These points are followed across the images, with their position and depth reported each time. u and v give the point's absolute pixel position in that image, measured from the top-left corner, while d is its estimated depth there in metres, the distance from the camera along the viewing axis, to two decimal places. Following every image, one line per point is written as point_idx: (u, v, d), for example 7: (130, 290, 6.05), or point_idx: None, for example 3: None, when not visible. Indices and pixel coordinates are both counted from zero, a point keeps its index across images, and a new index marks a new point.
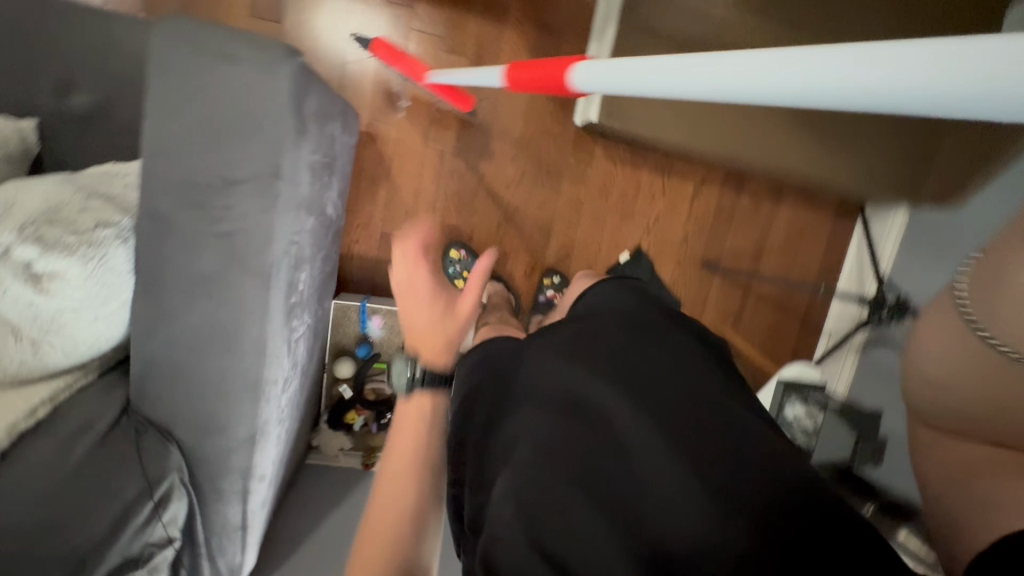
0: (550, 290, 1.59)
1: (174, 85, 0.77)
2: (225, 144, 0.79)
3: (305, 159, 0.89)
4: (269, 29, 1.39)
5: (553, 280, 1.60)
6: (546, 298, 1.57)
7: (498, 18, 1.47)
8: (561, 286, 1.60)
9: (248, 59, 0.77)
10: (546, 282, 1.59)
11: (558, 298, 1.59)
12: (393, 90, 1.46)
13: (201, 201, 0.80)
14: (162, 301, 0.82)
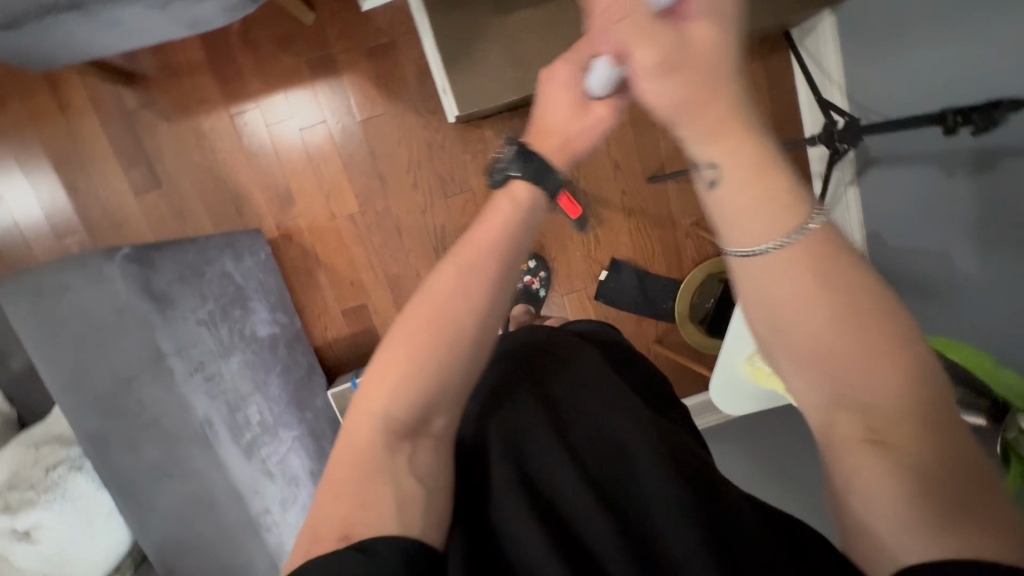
0: (527, 275, 1.59)
1: (44, 316, 0.86)
2: (102, 348, 0.87)
3: (188, 321, 0.97)
4: (155, 197, 1.49)
5: (530, 265, 1.59)
6: (523, 285, 1.58)
7: (330, 69, 1.47)
8: (538, 268, 1.58)
9: (78, 278, 0.86)
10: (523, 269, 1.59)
11: (536, 281, 1.58)
12: (279, 187, 1.51)
13: (117, 405, 0.89)
14: (141, 496, 0.93)
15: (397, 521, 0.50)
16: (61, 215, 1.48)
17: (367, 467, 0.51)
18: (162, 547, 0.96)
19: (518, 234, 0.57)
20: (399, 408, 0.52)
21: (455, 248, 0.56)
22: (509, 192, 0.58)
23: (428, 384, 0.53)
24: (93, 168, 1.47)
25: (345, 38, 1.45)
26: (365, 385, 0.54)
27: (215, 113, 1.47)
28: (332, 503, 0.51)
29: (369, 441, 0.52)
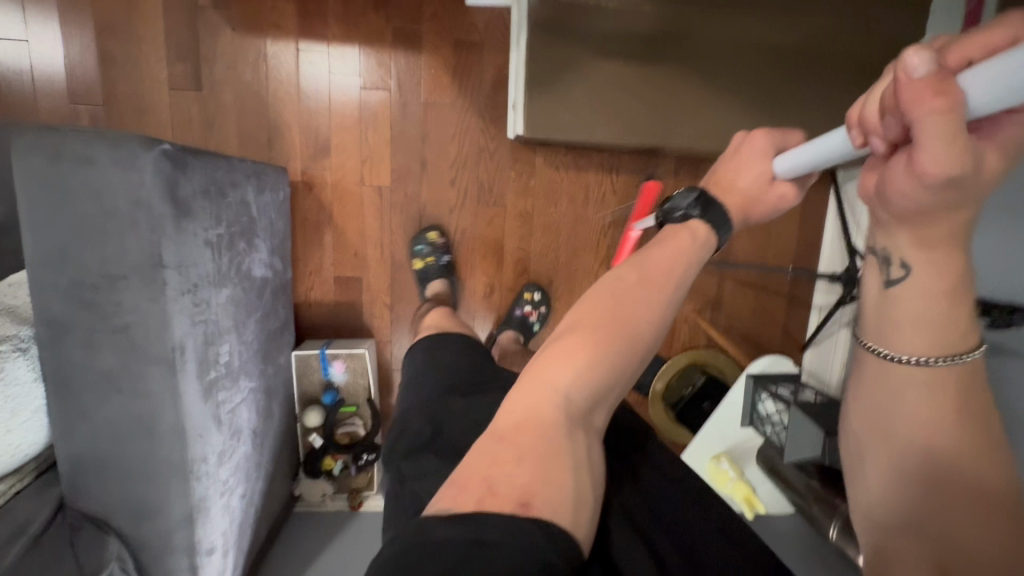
0: (528, 305, 1.57)
1: (44, 183, 0.77)
2: (100, 236, 0.80)
3: (196, 238, 0.90)
4: (191, 98, 1.42)
5: (534, 296, 1.58)
6: (522, 314, 1.57)
7: (413, 43, 1.44)
8: (541, 302, 1.58)
9: (105, 156, 0.77)
10: (526, 298, 1.58)
11: (536, 314, 1.57)
12: (319, 135, 1.47)
13: (90, 299, 0.81)
14: (76, 401, 0.84)
15: (569, 518, 0.56)
16: (85, 78, 1.38)
17: (551, 431, 0.62)
18: (74, 461, 0.86)
19: (682, 268, 0.77)
20: (576, 389, 0.66)
21: (626, 268, 0.76)
22: (678, 235, 0.80)
23: (604, 366, 0.68)
24: (137, 45, 1.38)
25: (438, 20, 1.43)
26: (551, 363, 0.67)
27: (285, 40, 1.42)
28: (514, 468, 0.58)
29: (548, 413, 0.63)
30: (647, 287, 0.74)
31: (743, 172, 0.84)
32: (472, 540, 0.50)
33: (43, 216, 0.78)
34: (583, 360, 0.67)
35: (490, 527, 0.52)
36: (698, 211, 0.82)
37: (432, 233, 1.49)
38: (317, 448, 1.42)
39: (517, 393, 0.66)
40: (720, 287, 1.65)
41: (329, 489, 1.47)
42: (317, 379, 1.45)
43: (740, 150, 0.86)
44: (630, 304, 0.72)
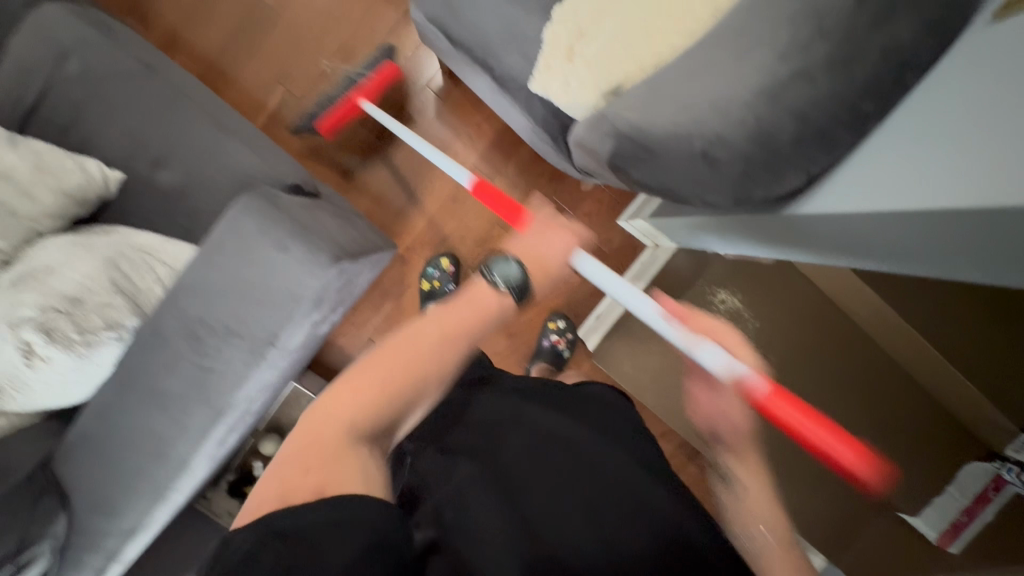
0: None
1: (240, 242, 0.87)
2: (246, 303, 0.89)
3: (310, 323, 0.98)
4: (367, 139, 1.54)
5: None
6: None
7: (558, 220, 1.59)
8: None
9: (297, 255, 0.87)
10: None
11: None
12: (440, 232, 1.58)
13: (200, 336, 0.89)
14: (126, 396, 0.90)
15: (358, 484, 0.57)
16: (301, 67, 1.50)
17: (332, 459, 0.58)
18: (82, 431, 0.91)
19: (487, 322, 0.73)
20: (363, 415, 0.62)
21: (427, 322, 0.69)
22: (484, 294, 0.73)
23: (387, 403, 0.64)
24: (358, 75, 1.51)
25: (589, 219, 1.58)
26: (332, 399, 0.63)
27: (469, 151, 1.56)
28: (303, 476, 0.56)
29: (335, 439, 0.59)
30: (426, 334, 0.67)
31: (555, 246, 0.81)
32: (270, 527, 0.51)
33: (218, 260, 0.88)
34: (382, 380, 0.64)
35: (297, 516, 0.52)
36: (517, 291, 0.74)
37: (446, 259, 1.53)
38: (253, 474, 1.46)
39: (310, 415, 0.63)
40: None
41: (235, 507, 1.52)
42: (294, 415, 1.52)
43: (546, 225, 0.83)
44: (454, 322, 0.70)
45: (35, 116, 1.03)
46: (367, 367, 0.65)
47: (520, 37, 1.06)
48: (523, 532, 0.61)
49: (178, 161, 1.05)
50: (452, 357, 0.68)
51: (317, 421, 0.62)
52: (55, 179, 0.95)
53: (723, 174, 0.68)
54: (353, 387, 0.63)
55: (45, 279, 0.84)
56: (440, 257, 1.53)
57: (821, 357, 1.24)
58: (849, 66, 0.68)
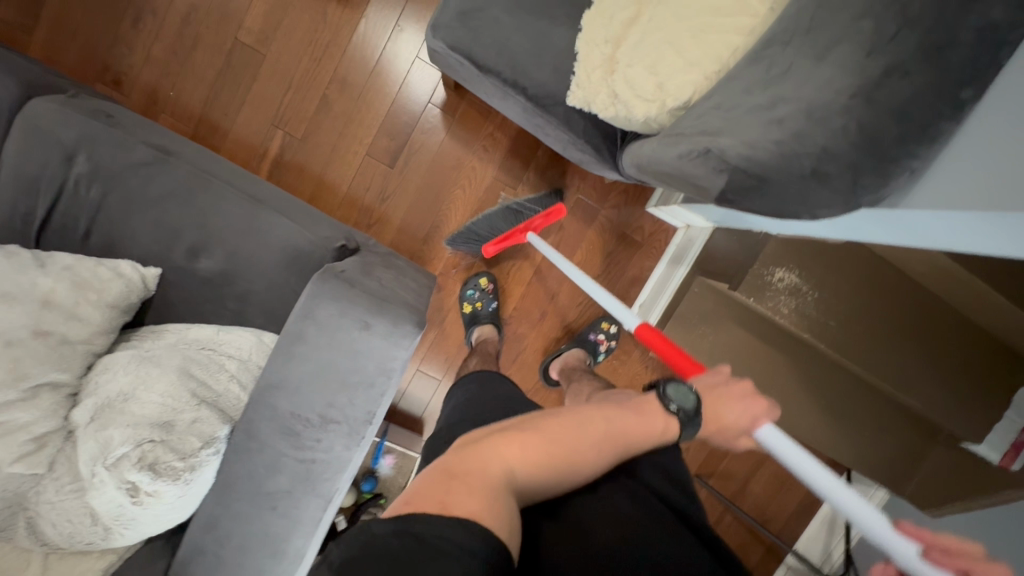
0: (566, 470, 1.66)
1: (318, 329, 0.83)
2: (336, 390, 0.85)
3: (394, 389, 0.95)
4: (380, 170, 1.47)
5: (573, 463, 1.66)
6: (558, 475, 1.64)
7: (588, 217, 1.54)
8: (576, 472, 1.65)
9: (382, 331, 0.83)
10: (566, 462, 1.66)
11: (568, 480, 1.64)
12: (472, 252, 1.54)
13: (298, 431, 0.85)
14: (230, 504, 0.86)
15: (502, 526, 0.49)
16: (296, 107, 1.41)
17: (486, 495, 0.51)
18: (196, 545, 0.88)
19: (645, 444, 0.68)
20: (523, 473, 0.55)
21: (595, 413, 0.65)
22: (659, 414, 0.70)
23: (546, 475, 0.57)
24: (357, 104, 1.43)
25: (618, 211, 1.54)
26: (499, 442, 0.57)
27: (486, 163, 1.50)
28: (464, 497, 0.49)
29: (493, 481, 0.52)
30: (626, 413, 0.68)
31: (733, 403, 0.70)
32: (407, 533, 0.46)
33: (298, 350, 0.84)
34: (549, 440, 0.59)
35: (430, 525, 0.47)
36: (686, 419, 0.70)
37: (483, 278, 1.50)
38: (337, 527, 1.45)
39: (462, 453, 0.56)
40: (722, 517, 1.61)
41: None
42: (362, 463, 1.50)
43: (728, 381, 0.74)
44: (623, 419, 0.67)
45: (51, 226, 0.95)
46: (539, 421, 0.61)
47: (551, 51, 1.00)
48: None
49: (217, 246, 0.98)
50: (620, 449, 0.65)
51: (479, 454, 0.55)
52: (98, 293, 0.88)
53: (832, 185, 0.69)
54: (521, 435, 0.58)
55: (125, 408, 0.79)
56: (479, 275, 1.50)
57: (878, 312, 1.26)
58: (944, 52, 0.65)
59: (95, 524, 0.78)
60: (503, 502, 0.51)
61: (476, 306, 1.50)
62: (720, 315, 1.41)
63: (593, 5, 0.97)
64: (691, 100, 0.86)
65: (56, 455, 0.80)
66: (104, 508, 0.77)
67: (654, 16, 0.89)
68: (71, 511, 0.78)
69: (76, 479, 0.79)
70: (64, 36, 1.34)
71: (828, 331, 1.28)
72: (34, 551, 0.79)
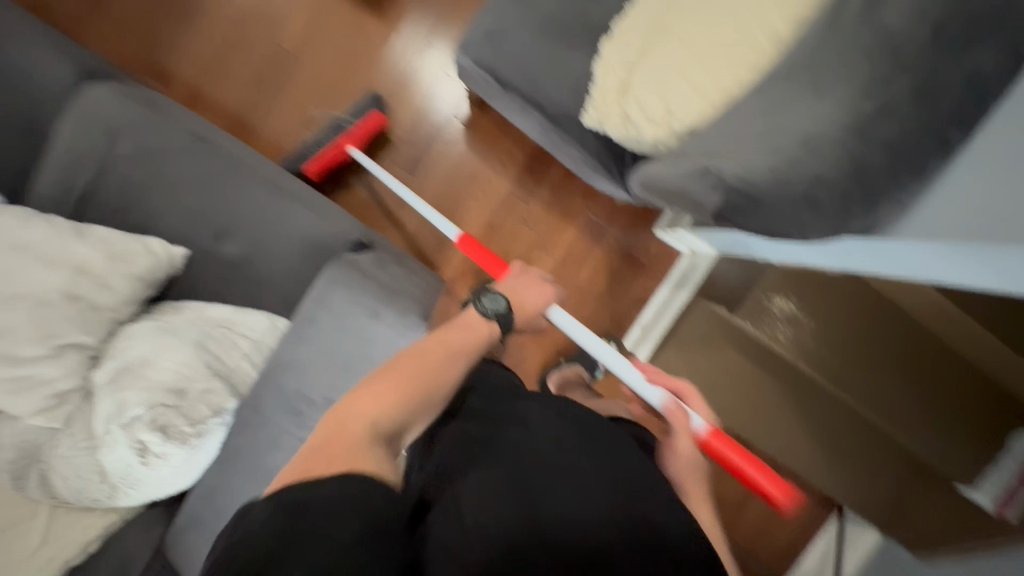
0: None
1: (330, 315, 0.88)
2: (340, 376, 0.88)
3: None
4: (400, 176, 1.54)
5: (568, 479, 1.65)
6: None
7: (596, 236, 1.58)
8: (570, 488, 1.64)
9: (389, 320, 0.88)
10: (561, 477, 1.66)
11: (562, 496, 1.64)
12: (482, 261, 1.58)
13: (301, 411, 0.89)
14: (231, 477, 0.90)
15: (374, 471, 0.52)
16: (326, 110, 1.49)
17: (353, 448, 0.53)
18: (192, 515, 0.91)
19: (474, 354, 0.74)
20: (384, 416, 0.59)
21: (426, 345, 0.70)
22: (474, 322, 0.78)
23: (409, 404, 0.62)
24: (384, 112, 1.50)
25: (627, 232, 1.58)
26: (355, 405, 0.59)
27: (502, 177, 1.56)
28: (330, 460, 0.52)
29: (353, 430, 0.56)
30: (445, 344, 0.71)
31: (531, 295, 0.90)
32: (281, 503, 0.47)
33: (310, 331, 0.88)
34: (391, 392, 0.61)
35: (301, 494, 0.48)
36: (500, 319, 0.81)
37: (491, 288, 1.55)
38: None
39: (326, 420, 0.58)
40: None
41: None
42: None
43: (520, 277, 0.92)
44: (446, 348, 0.71)
45: (91, 201, 1.02)
46: (386, 376, 0.63)
47: (571, 73, 1.06)
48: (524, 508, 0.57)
49: (242, 231, 1.04)
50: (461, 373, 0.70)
51: (330, 419, 0.58)
52: (127, 265, 0.93)
53: (823, 212, 0.74)
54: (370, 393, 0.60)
55: (143, 372, 0.84)
56: (487, 285, 1.55)
57: (874, 346, 1.29)
58: (932, 95, 0.71)
59: (102, 481, 0.82)
60: (370, 456, 0.53)
61: None
62: (717, 342, 1.44)
63: (612, 36, 1.04)
64: (699, 128, 0.91)
65: (74, 413, 0.84)
66: (112, 466, 0.81)
67: (668, 49, 0.95)
68: (82, 466, 0.82)
69: (90, 437, 0.83)
70: (119, 31, 1.44)
71: (823, 361, 1.32)
72: (41, 504, 0.83)
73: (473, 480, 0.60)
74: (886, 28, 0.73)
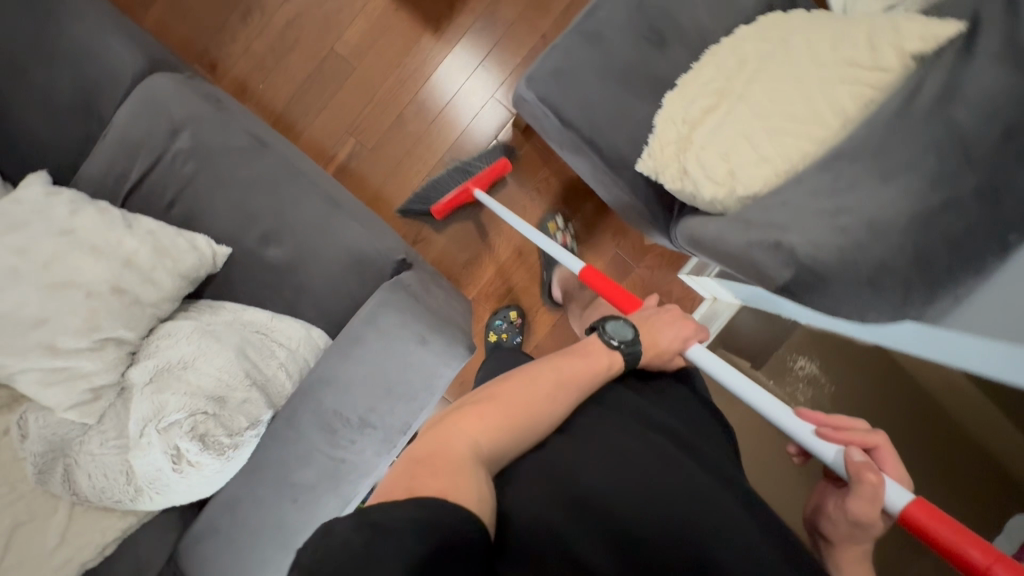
0: None
1: (376, 337, 0.87)
2: (381, 399, 0.88)
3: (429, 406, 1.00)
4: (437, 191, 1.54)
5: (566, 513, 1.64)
6: None
7: (622, 273, 1.60)
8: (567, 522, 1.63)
9: (436, 348, 0.88)
10: None
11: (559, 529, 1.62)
12: (507, 285, 1.58)
13: (335, 429, 0.88)
14: (254, 489, 0.88)
15: (471, 493, 0.53)
16: (373, 118, 1.49)
17: (454, 468, 0.55)
18: (210, 523, 0.88)
19: (596, 379, 0.73)
20: (486, 440, 0.60)
21: (540, 369, 0.71)
22: (596, 351, 0.76)
23: (510, 434, 0.63)
24: (430, 127, 1.51)
25: (652, 273, 1.60)
26: (458, 420, 0.62)
27: (536, 204, 1.57)
28: (430, 478, 0.53)
29: (460, 455, 0.57)
30: (566, 367, 0.72)
31: (666, 329, 0.83)
32: (368, 521, 0.47)
33: (354, 351, 0.87)
34: (496, 411, 0.63)
35: (386, 514, 0.48)
36: (630, 348, 0.77)
37: (513, 311, 1.54)
38: None
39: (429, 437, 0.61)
40: None
41: None
42: None
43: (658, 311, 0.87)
44: (569, 369, 0.72)
45: (140, 190, 1.00)
46: (494, 396, 0.66)
47: (631, 120, 1.08)
48: (599, 504, 0.62)
49: (289, 237, 1.03)
50: (572, 389, 0.71)
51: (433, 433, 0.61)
52: (173, 261, 0.92)
53: (884, 296, 0.75)
54: (472, 415, 0.63)
55: (184, 375, 0.83)
56: (510, 306, 1.54)
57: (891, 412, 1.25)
58: (998, 196, 0.73)
59: (128, 483, 0.80)
60: (470, 471, 0.56)
61: (500, 336, 1.53)
62: None
63: (677, 88, 1.06)
64: (762, 194, 0.92)
65: (107, 410, 0.83)
66: (142, 470, 0.79)
67: (733, 110, 0.97)
68: (109, 465, 0.80)
69: (122, 436, 0.81)
70: (174, 16, 1.43)
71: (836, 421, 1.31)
72: (62, 499, 0.80)
73: (553, 475, 0.64)
74: (957, 124, 0.77)
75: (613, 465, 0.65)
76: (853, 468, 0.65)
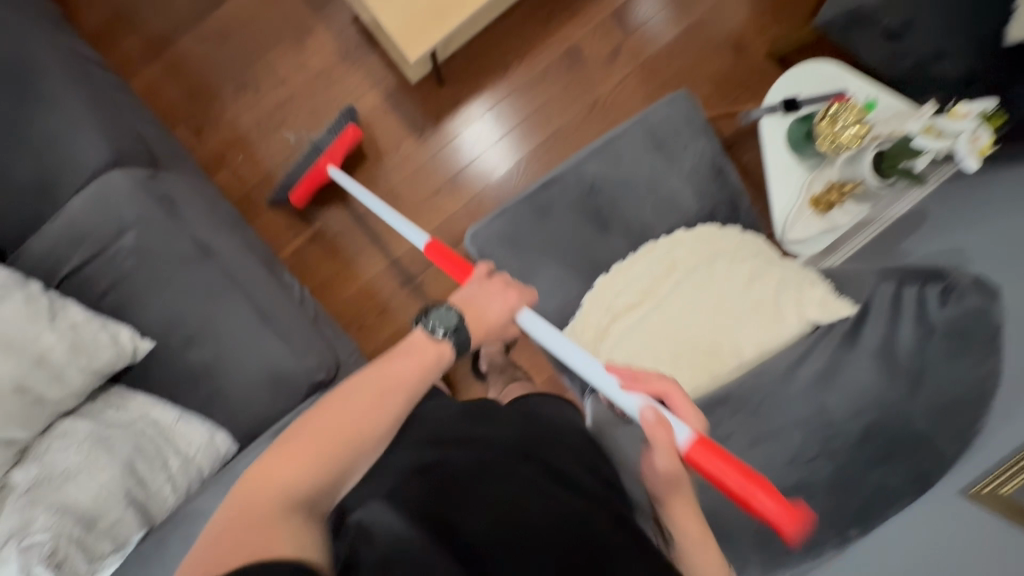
0: None
1: None
2: None
3: None
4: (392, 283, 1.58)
5: None
6: None
7: None
8: None
9: None
10: None
11: None
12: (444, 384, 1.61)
13: None
14: None
15: (291, 546, 0.52)
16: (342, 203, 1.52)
17: (266, 520, 0.55)
18: None
19: (421, 376, 0.73)
20: (308, 480, 0.60)
21: (357, 381, 0.70)
22: (422, 345, 0.76)
23: (330, 469, 0.63)
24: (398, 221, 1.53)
25: None
26: (278, 463, 0.61)
27: None
28: (246, 535, 0.53)
29: (270, 502, 0.57)
30: (392, 374, 0.72)
31: (492, 304, 0.84)
32: None
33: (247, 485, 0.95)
34: (315, 446, 0.63)
35: None
36: (454, 333, 0.77)
37: None
38: None
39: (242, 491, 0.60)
40: None
41: None
42: None
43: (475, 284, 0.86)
44: (391, 371, 0.72)
45: (75, 276, 1.04)
46: (306, 425, 0.65)
47: (563, 294, 1.13)
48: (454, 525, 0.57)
49: (211, 343, 1.06)
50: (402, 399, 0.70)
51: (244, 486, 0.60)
52: (88, 358, 0.95)
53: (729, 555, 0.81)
54: (288, 456, 0.62)
55: (63, 487, 0.86)
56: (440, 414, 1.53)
57: None
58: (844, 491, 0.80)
59: None
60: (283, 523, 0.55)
61: None
62: None
63: (609, 272, 1.10)
64: None
65: None
66: None
67: (648, 316, 1.01)
68: None
69: None
70: (169, 79, 1.49)
71: None
72: None
73: (403, 501, 0.59)
74: (826, 412, 0.83)
75: (460, 489, 0.62)
76: (649, 427, 0.74)
